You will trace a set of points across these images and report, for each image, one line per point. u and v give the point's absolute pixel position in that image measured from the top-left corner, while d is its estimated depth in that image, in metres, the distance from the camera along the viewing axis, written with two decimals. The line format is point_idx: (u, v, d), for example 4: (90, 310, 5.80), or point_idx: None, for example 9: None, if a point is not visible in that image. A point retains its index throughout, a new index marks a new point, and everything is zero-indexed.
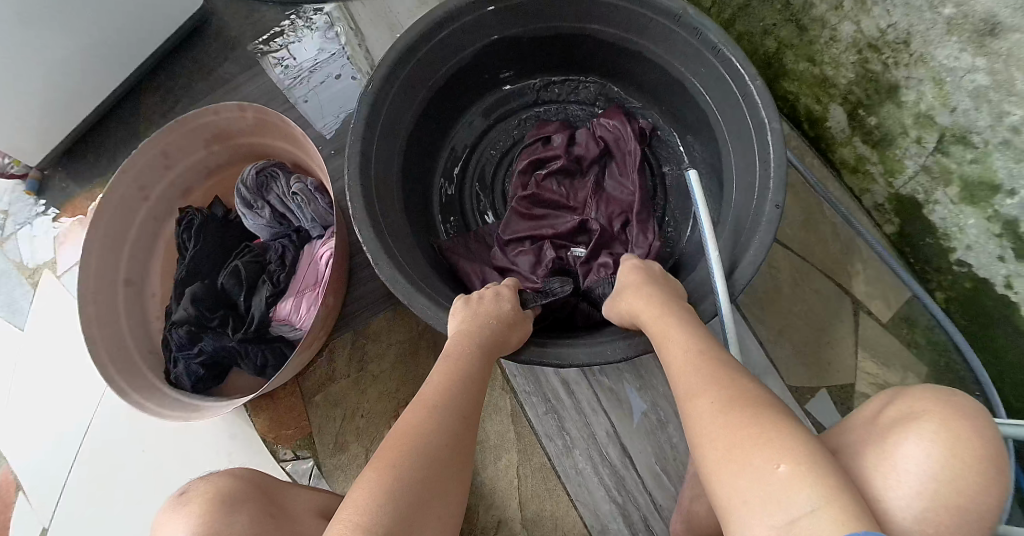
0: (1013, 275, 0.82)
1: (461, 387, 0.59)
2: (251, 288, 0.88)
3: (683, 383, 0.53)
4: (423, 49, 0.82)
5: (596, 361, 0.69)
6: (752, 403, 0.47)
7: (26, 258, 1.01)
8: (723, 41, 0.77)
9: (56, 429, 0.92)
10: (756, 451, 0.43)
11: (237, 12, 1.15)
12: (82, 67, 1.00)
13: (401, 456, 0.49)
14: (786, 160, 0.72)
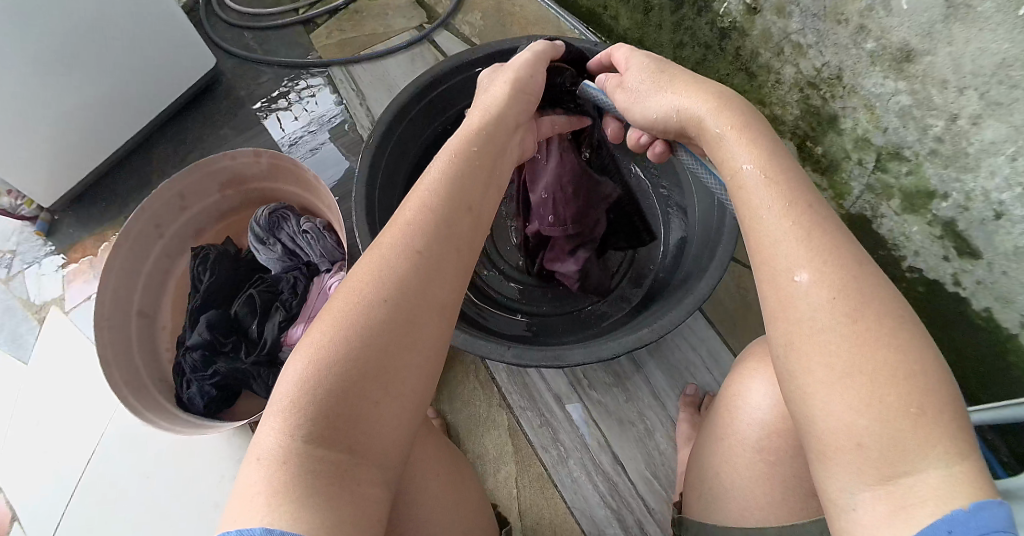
0: (959, 272, 0.91)
1: (419, 263, 0.49)
2: (263, 315, 0.93)
3: (792, 256, 0.45)
4: (416, 106, 0.92)
5: (590, 360, 0.72)
6: (880, 312, 0.41)
7: (33, 295, 1.09)
8: None
9: (57, 455, 0.96)
10: (887, 393, 0.39)
11: (246, 75, 1.28)
12: (99, 119, 1.11)
13: (329, 346, 0.45)
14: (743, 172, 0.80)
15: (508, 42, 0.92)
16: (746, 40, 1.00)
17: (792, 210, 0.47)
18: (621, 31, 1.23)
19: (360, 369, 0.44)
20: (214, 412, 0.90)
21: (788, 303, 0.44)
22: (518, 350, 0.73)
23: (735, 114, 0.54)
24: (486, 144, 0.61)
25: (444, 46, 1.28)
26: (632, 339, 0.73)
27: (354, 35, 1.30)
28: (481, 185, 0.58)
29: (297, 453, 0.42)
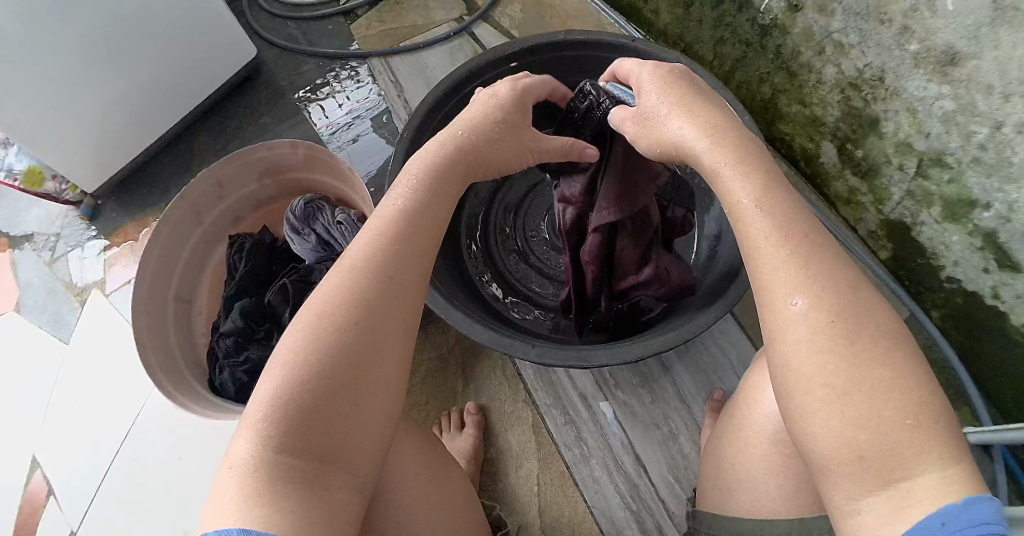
0: (998, 285, 0.88)
1: (380, 284, 0.52)
2: (295, 304, 0.95)
3: (788, 279, 0.46)
4: (452, 99, 0.93)
5: (616, 362, 0.72)
6: (875, 333, 0.43)
7: (76, 276, 1.13)
8: (716, 85, 0.86)
9: (94, 434, 0.99)
10: (885, 407, 0.40)
11: (285, 66, 1.31)
12: (140, 108, 1.14)
13: (296, 366, 0.46)
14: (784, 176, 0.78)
15: (544, 37, 0.93)
16: (787, 38, 0.99)
17: (786, 236, 0.47)
18: (661, 25, 1.23)
19: (333, 378, 0.46)
20: (244, 398, 0.92)
21: (784, 324, 0.45)
22: (542, 349, 0.73)
23: (734, 149, 0.53)
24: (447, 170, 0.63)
25: (482, 38, 1.28)
26: (661, 341, 0.73)
27: (393, 27, 1.32)
28: (440, 209, 0.61)
29: (272, 465, 0.43)
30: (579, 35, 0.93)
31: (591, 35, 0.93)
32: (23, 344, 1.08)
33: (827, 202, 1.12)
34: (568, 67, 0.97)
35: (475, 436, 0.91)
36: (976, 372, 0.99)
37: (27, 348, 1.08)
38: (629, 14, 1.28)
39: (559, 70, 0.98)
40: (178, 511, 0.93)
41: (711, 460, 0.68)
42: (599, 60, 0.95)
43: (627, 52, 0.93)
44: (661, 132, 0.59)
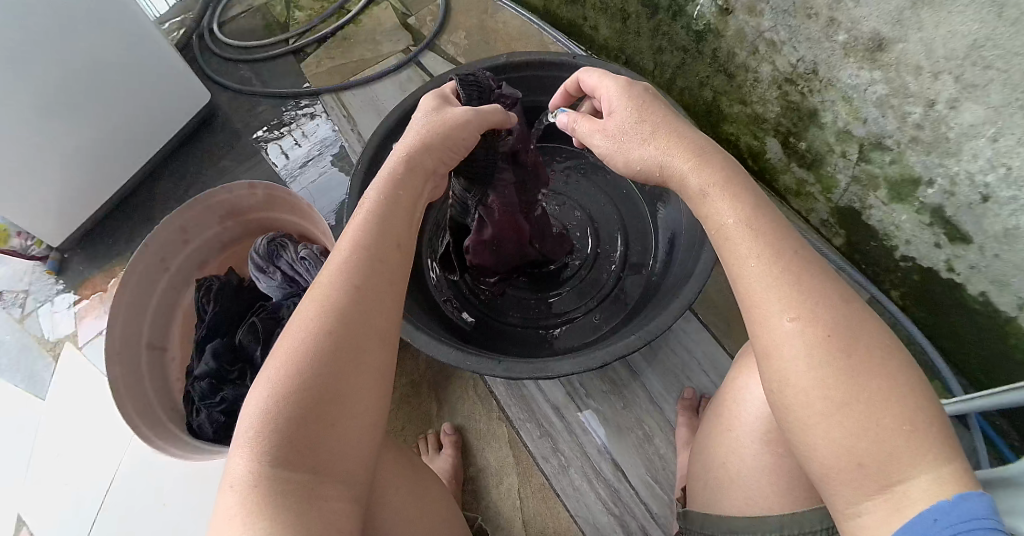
0: (952, 258, 0.91)
1: (354, 296, 0.51)
2: (266, 342, 0.95)
3: (782, 294, 0.47)
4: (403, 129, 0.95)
5: (580, 370, 0.73)
6: (869, 345, 0.44)
7: (47, 331, 1.13)
8: None
9: (75, 489, 0.99)
10: (884, 415, 0.41)
11: (241, 108, 1.32)
12: (98, 159, 1.15)
13: (282, 385, 0.46)
14: None
15: (488, 61, 0.96)
16: (721, 41, 1.02)
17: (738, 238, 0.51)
18: (601, 40, 1.26)
19: (320, 393, 0.46)
20: (222, 439, 0.92)
21: (782, 340, 0.45)
22: (507, 364, 0.75)
23: (716, 171, 0.56)
24: (407, 181, 0.63)
25: (429, 66, 1.31)
26: (622, 346, 0.75)
27: (343, 62, 1.34)
28: (404, 218, 0.60)
29: (267, 482, 0.43)
30: (521, 57, 0.96)
31: (532, 56, 0.95)
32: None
33: (777, 195, 1.14)
34: (515, 88, 1.00)
35: (453, 455, 0.92)
36: (941, 344, 1.01)
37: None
38: (571, 31, 1.31)
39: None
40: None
41: (698, 461, 0.69)
42: (543, 78, 0.98)
43: (569, 68, 0.95)
44: (638, 151, 0.61)
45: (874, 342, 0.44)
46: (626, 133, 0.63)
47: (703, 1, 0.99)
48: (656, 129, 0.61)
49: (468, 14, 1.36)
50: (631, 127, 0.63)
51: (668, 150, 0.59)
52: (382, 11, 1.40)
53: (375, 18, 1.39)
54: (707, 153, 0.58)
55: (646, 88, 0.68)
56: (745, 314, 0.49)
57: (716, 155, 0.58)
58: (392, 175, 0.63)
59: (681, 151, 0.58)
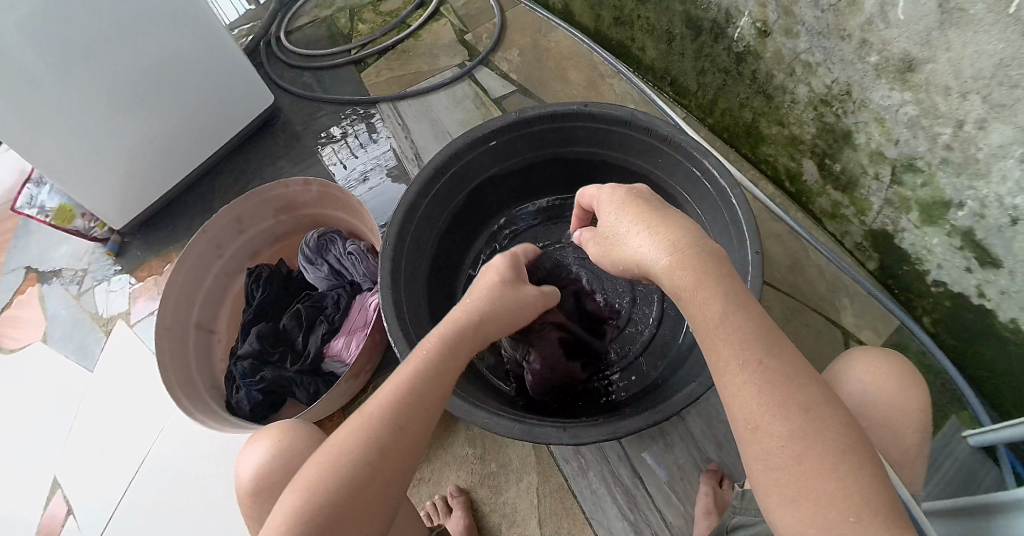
0: (982, 283, 0.90)
1: (392, 429, 0.59)
2: (308, 329, 1.01)
3: (749, 411, 0.50)
4: (423, 199, 0.93)
5: (650, 422, 0.74)
6: (823, 440, 0.48)
7: (101, 309, 1.22)
8: (676, 133, 0.90)
9: (116, 454, 1.06)
10: (830, 509, 0.46)
11: (301, 113, 1.41)
12: (163, 151, 1.24)
13: (308, 497, 0.56)
14: (752, 213, 0.82)
15: (499, 120, 0.95)
16: (760, 63, 1.05)
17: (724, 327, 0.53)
18: (648, 61, 1.30)
19: (356, 468, 0.57)
20: (259, 416, 0.97)
21: (747, 443, 0.51)
22: (574, 430, 0.74)
23: (692, 272, 0.55)
24: (469, 331, 0.67)
25: (483, 82, 1.38)
26: (689, 393, 0.76)
27: (401, 74, 1.43)
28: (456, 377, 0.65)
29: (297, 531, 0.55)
30: (532, 112, 0.95)
31: (541, 109, 0.95)
32: (51, 372, 1.17)
33: (812, 217, 1.16)
34: (529, 142, 1.00)
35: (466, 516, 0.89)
36: (972, 376, 0.99)
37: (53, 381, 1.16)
38: (619, 52, 1.36)
39: (517, 146, 1.00)
40: None
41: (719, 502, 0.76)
42: (556, 129, 0.98)
43: (580, 116, 0.95)
44: (622, 248, 0.61)
45: (819, 421, 0.49)
46: (610, 236, 0.63)
47: (743, 24, 1.03)
48: (633, 224, 0.60)
49: (521, 37, 1.44)
50: (612, 226, 0.62)
51: (654, 249, 0.57)
52: (440, 28, 1.49)
53: (432, 33, 1.49)
54: (685, 250, 0.56)
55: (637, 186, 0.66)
56: (726, 412, 0.53)
57: (695, 252, 0.55)
58: (454, 330, 0.67)
59: (663, 244, 0.57)
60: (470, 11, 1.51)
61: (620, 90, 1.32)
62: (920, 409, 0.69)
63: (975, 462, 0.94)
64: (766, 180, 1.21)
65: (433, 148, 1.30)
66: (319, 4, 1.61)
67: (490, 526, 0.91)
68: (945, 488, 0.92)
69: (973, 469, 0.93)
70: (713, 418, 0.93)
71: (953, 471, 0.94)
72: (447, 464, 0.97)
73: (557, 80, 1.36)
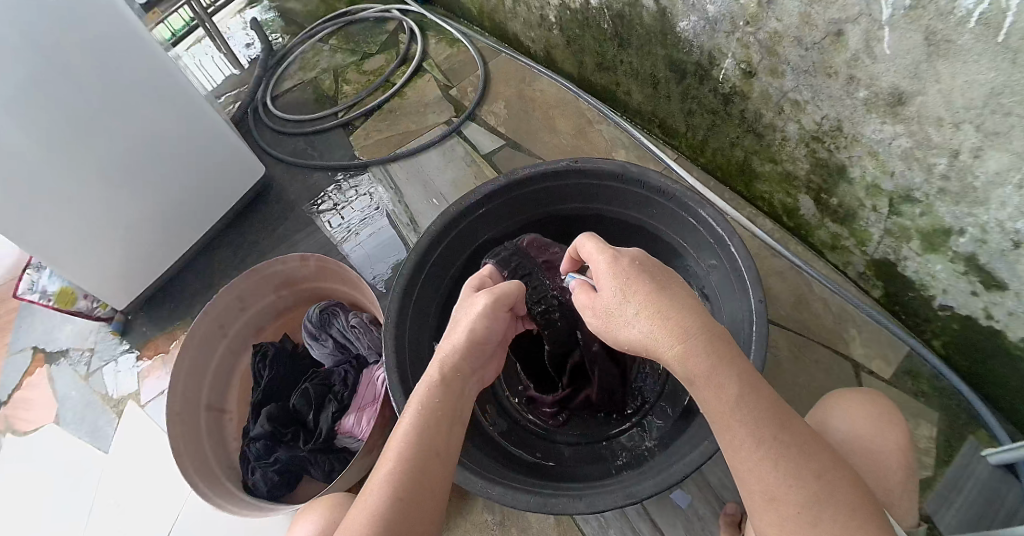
0: (989, 306, 0.90)
1: (398, 506, 0.55)
2: (318, 406, 1.00)
3: (763, 482, 0.52)
4: (422, 273, 0.90)
5: (663, 489, 0.68)
6: (834, 515, 0.50)
7: (111, 390, 1.27)
8: (668, 182, 0.88)
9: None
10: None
11: (294, 178, 1.42)
12: (160, 224, 1.26)
13: None
14: (752, 258, 0.81)
15: (491, 184, 0.92)
16: (748, 103, 1.05)
17: (746, 393, 0.54)
18: (635, 104, 1.30)
19: (396, 509, 0.55)
20: (276, 495, 0.98)
21: (761, 513, 0.53)
22: (588, 498, 0.69)
23: (707, 360, 0.54)
24: (452, 382, 0.65)
25: (472, 138, 1.38)
26: (698, 454, 0.70)
27: (390, 133, 1.43)
28: (451, 429, 0.63)
29: None
30: (524, 172, 0.92)
31: (532, 169, 0.93)
32: (61, 456, 1.22)
33: (812, 250, 1.15)
34: (524, 203, 0.96)
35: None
36: (986, 394, 0.99)
37: (68, 464, 1.21)
38: (605, 96, 1.36)
39: (512, 208, 0.96)
40: None
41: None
42: (551, 189, 0.95)
43: (572, 173, 0.93)
44: (625, 332, 0.58)
45: (833, 491, 0.52)
46: (614, 315, 0.59)
47: (727, 65, 1.03)
48: (640, 308, 0.57)
49: (507, 86, 1.45)
50: (618, 307, 0.58)
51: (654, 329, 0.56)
52: (425, 83, 1.50)
53: (417, 89, 1.49)
54: (692, 338, 0.54)
55: (634, 254, 0.62)
56: (739, 485, 0.55)
57: (702, 341, 0.54)
58: (436, 383, 0.64)
59: (673, 335, 0.55)
60: (453, 64, 1.52)
61: (610, 135, 1.32)
62: (896, 446, 0.72)
63: (998, 480, 0.92)
64: (763, 216, 1.20)
65: (427, 209, 1.30)
66: (301, 65, 1.62)
67: None
68: (968, 509, 0.91)
69: (995, 488, 0.92)
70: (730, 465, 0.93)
71: (976, 491, 0.92)
72: (467, 531, 0.96)
73: (546, 130, 1.36)
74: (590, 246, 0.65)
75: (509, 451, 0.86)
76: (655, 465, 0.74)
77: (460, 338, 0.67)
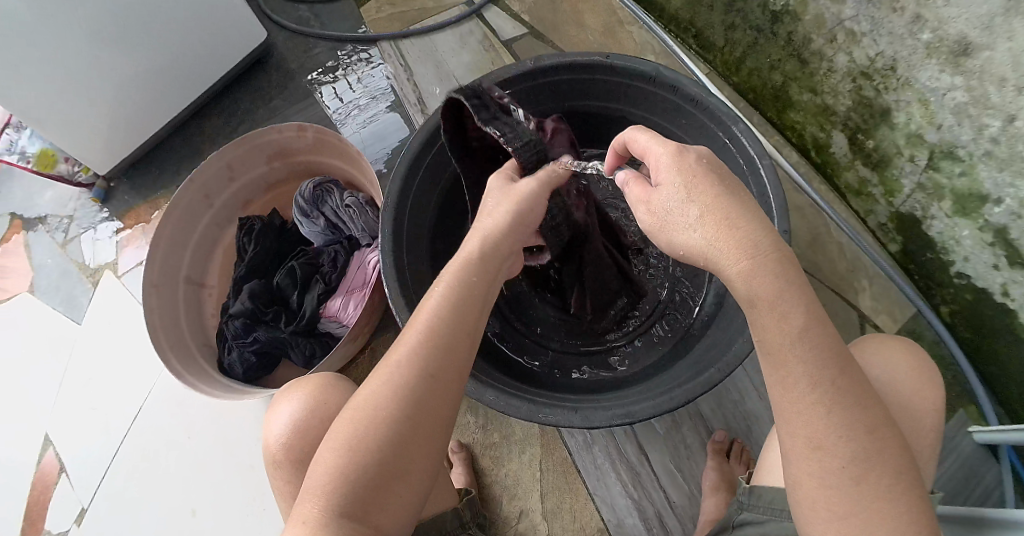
0: (1008, 283, 0.86)
1: (423, 384, 0.52)
2: (304, 286, 0.96)
3: (810, 427, 0.48)
4: (429, 155, 0.81)
5: (663, 413, 0.65)
6: (869, 475, 0.47)
7: (88, 258, 1.24)
8: (704, 93, 0.77)
9: (108, 417, 1.15)
10: (876, 529, 0.47)
11: (297, 47, 1.32)
12: (146, 88, 1.17)
13: (347, 462, 0.49)
14: (782, 188, 0.72)
15: (512, 68, 0.81)
16: (798, 25, 0.97)
17: (786, 323, 0.48)
18: (672, 9, 1.21)
19: (419, 394, 0.52)
20: (252, 377, 0.96)
21: (801, 460, 0.49)
22: (585, 411, 0.66)
23: (773, 281, 0.48)
24: (493, 250, 0.59)
25: (492, 22, 1.27)
26: (704, 382, 0.66)
27: (404, 10, 1.32)
28: (485, 301, 0.58)
29: (362, 465, 0.49)
30: (549, 59, 0.81)
31: (558, 57, 0.81)
32: (41, 327, 1.22)
33: (835, 192, 1.10)
34: (540, 96, 0.86)
35: (466, 473, 0.93)
36: (983, 372, 0.98)
37: (46, 329, 1.22)
38: None
39: (532, 99, 0.86)
40: (170, 504, 1.08)
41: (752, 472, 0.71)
42: (576, 82, 0.84)
43: (601, 68, 0.81)
44: (683, 237, 0.52)
45: (873, 443, 0.48)
46: (670, 216, 0.53)
47: None
48: (703, 211, 0.51)
49: None
50: (679, 206, 0.52)
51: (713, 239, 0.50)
52: None
53: None
54: (760, 254, 0.49)
55: (700, 150, 0.55)
56: (780, 425, 0.51)
57: (768, 260, 0.49)
58: (471, 259, 0.58)
59: (736, 250, 0.49)
60: None
61: (640, 38, 1.24)
62: (934, 411, 0.64)
63: (979, 459, 0.93)
64: (790, 146, 1.13)
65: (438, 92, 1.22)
66: None
67: (492, 495, 0.94)
68: (944, 481, 0.92)
69: (976, 466, 0.93)
70: (723, 399, 0.94)
71: (956, 465, 0.93)
72: None
73: (573, 25, 1.26)
74: (644, 137, 0.58)
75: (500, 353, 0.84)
76: (655, 386, 0.71)
77: (503, 211, 0.61)
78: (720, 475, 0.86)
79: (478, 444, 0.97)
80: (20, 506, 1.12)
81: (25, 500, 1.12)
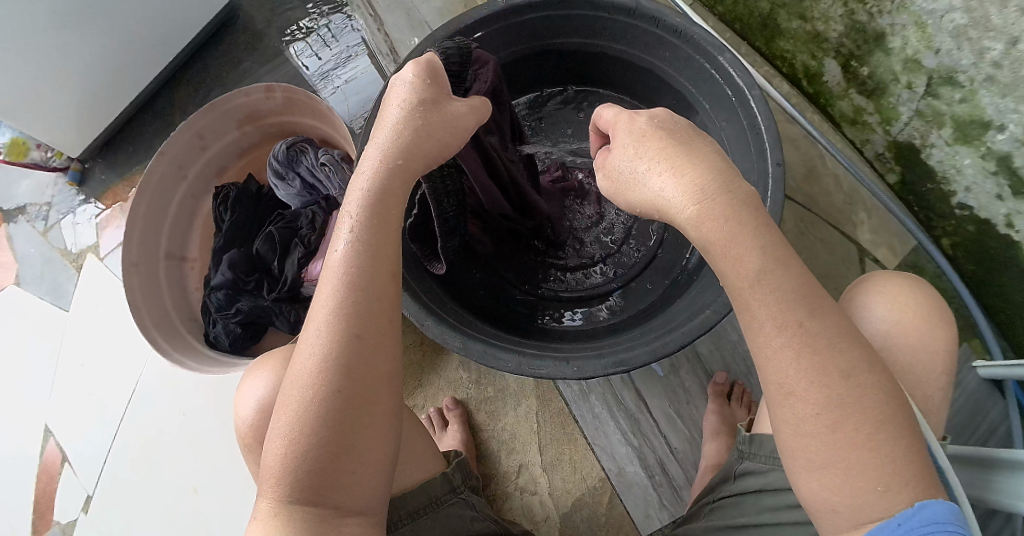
0: (1012, 213, 0.84)
1: (351, 351, 0.46)
2: (284, 252, 0.93)
3: (784, 374, 0.45)
4: None
5: (658, 357, 0.63)
6: (868, 413, 0.44)
7: (70, 243, 1.21)
8: (685, 24, 0.73)
9: (102, 404, 1.13)
10: (857, 476, 0.44)
11: (261, 5, 1.25)
12: (110, 64, 1.12)
13: (294, 446, 0.45)
14: (773, 116, 0.68)
15: (483, 9, 0.74)
16: None
17: (779, 260, 0.45)
18: None
19: (351, 361, 0.46)
20: (240, 347, 0.95)
21: (778, 407, 0.46)
22: (577, 362, 0.63)
23: (728, 228, 0.45)
24: (386, 191, 0.50)
25: None
26: (697, 324, 0.64)
27: None
28: (392, 244, 0.51)
29: (313, 447, 0.45)
30: None
31: None
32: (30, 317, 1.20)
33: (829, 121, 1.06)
34: (513, 37, 0.80)
35: (461, 430, 0.91)
36: (985, 304, 0.96)
37: (35, 318, 1.19)
38: None
39: (506, 40, 0.80)
40: (173, 482, 1.08)
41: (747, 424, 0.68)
42: (550, 18, 0.79)
43: (578, 4, 0.77)
44: (637, 193, 0.48)
45: (865, 392, 0.45)
46: (627, 175, 0.49)
47: None
48: (655, 157, 0.47)
49: None
50: (629, 160, 0.49)
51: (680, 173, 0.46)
52: None
53: None
54: (716, 197, 0.45)
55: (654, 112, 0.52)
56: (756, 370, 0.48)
57: (727, 194, 0.45)
58: (365, 203, 0.50)
59: (683, 192, 0.46)
60: None
61: None
62: (942, 349, 0.62)
63: (985, 394, 0.91)
64: (781, 77, 1.08)
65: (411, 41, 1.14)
66: None
67: (489, 451, 0.94)
68: (950, 418, 0.91)
69: (982, 401, 0.91)
70: (721, 339, 0.92)
71: (961, 401, 0.92)
72: (441, 388, 0.97)
73: None
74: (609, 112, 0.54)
75: (485, 304, 0.82)
76: (648, 333, 0.68)
77: (388, 144, 0.51)
78: (721, 419, 0.85)
79: (473, 400, 0.95)
80: (27, 501, 1.12)
81: (30, 494, 1.12)
